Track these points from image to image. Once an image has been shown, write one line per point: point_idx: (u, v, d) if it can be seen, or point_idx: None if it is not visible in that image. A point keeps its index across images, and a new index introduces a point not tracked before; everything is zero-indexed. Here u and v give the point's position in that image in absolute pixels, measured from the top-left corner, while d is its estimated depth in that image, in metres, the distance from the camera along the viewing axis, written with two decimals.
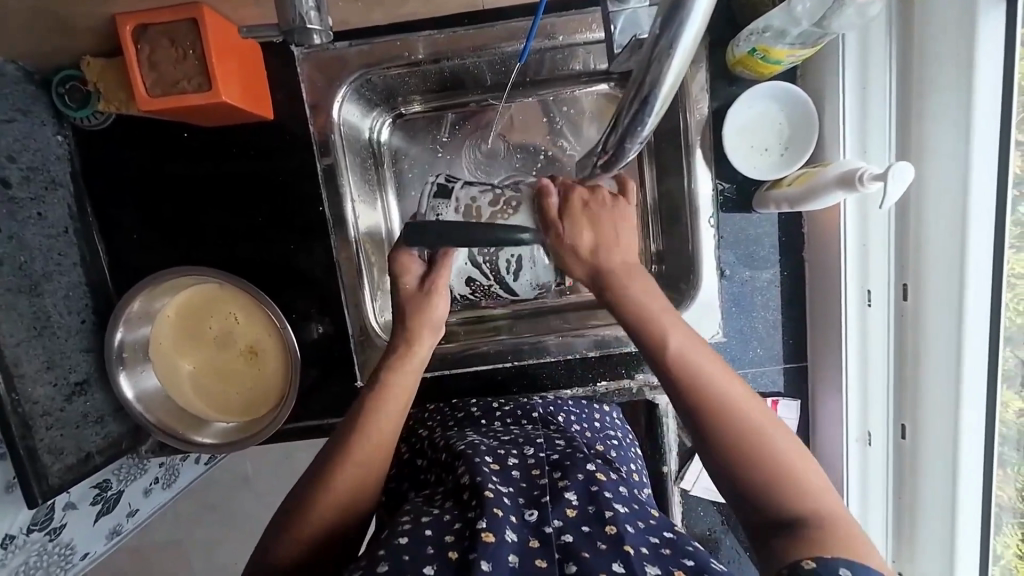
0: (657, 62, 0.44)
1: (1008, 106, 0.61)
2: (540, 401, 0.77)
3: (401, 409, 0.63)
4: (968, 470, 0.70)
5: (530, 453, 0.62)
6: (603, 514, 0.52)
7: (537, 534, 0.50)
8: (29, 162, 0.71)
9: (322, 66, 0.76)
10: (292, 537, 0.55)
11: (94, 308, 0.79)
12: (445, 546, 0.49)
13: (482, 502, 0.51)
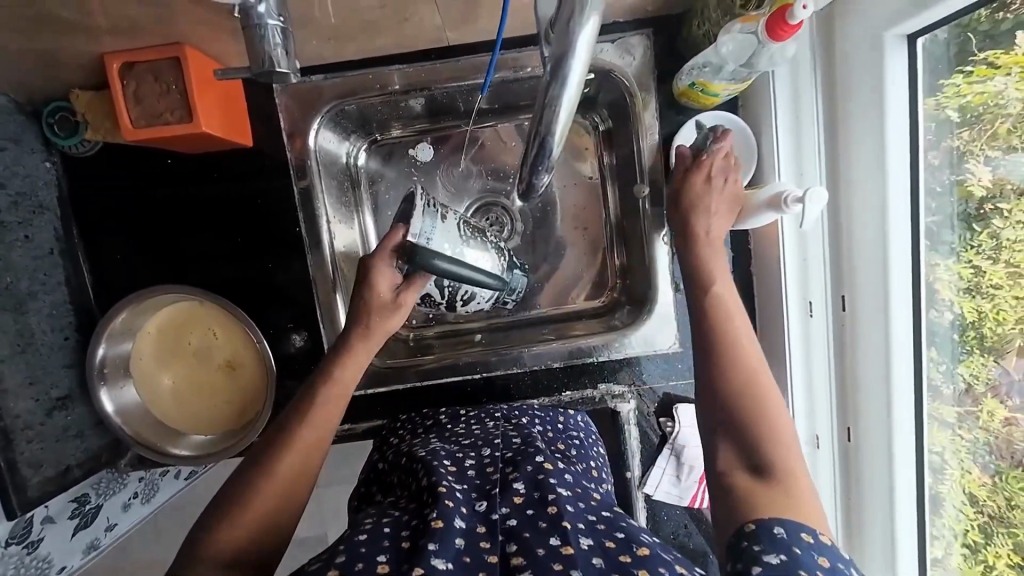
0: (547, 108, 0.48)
1: (918, 131, 0.67)
2: (506, 406, 0.82)
3: (338, 407, 0.64)
4: (904, 470, 0.74)
5: (487, 453, 0.67)
6: (546, 498, 0.56)
7: (485, 521, 0.54)
8: (18, 188, 0.75)
9: (299, 96, 0.81)
10: (226, 537, 0.53)
11: (77, 326, 0.82)
12: (399, 539, 0.52)
13: (435, 495, 0.55)
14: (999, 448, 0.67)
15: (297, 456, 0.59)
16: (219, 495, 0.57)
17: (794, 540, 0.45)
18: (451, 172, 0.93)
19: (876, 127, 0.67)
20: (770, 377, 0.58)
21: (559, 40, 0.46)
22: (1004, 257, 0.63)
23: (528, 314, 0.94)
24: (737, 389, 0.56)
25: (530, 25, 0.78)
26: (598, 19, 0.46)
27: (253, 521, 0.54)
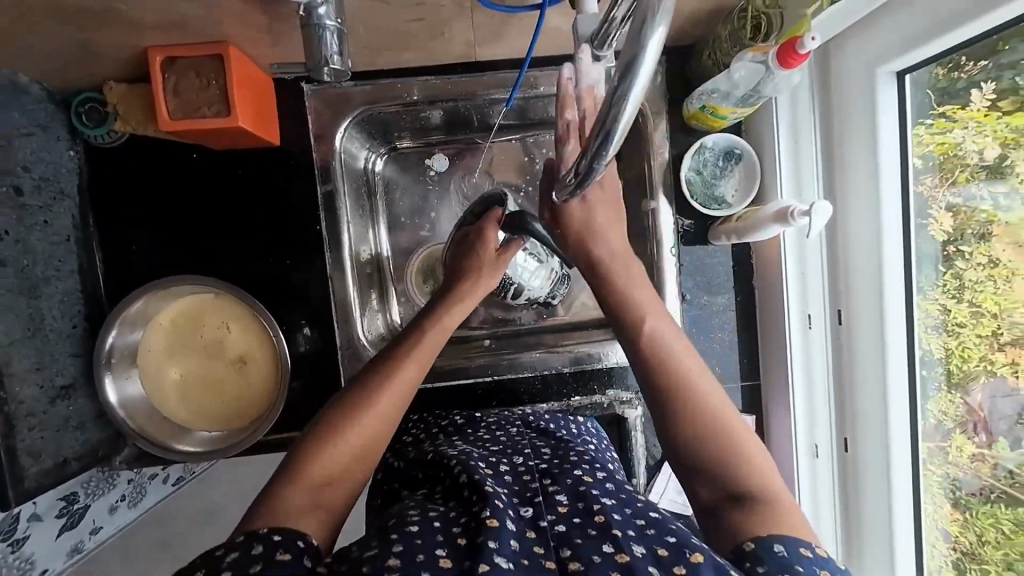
0: (615, 106, 0.41)
1: (906, 164, 0.73)
2: (522, 413, 0.83)
3: (438, 345, 0.67)
4: (901, 480, 0.77)
5: (519, 462, 0.68)
6: (593, 508, 0.56)
7: (534, 526, 0.54)
8: (41, 173, 0.75)
9: (328, 100, 0.84)
10: (332, 449, 0.55)
11: (86, 315, 0.81)
12: (453, 534, 0.52)
13: (483, 494, 0.56)
14: (974, 464, 0.73)
15: (390, 407, 0.60)
16: (328, 410, 0.59)
17: (795, 558, 0.47)
18: (465, 182, 0.97)
19: (869, 153, 0.73)
20: (711, 389, 0.58)
21: (628, 46, 0.40)
22: (967, 297, 0.71)
23: (545, 324, 0.94)
24: (695, 430, 0.56)
25: (552, 47, 0.83)
26: (670, 25, 0.40)
27: (354, 440, 0.56)
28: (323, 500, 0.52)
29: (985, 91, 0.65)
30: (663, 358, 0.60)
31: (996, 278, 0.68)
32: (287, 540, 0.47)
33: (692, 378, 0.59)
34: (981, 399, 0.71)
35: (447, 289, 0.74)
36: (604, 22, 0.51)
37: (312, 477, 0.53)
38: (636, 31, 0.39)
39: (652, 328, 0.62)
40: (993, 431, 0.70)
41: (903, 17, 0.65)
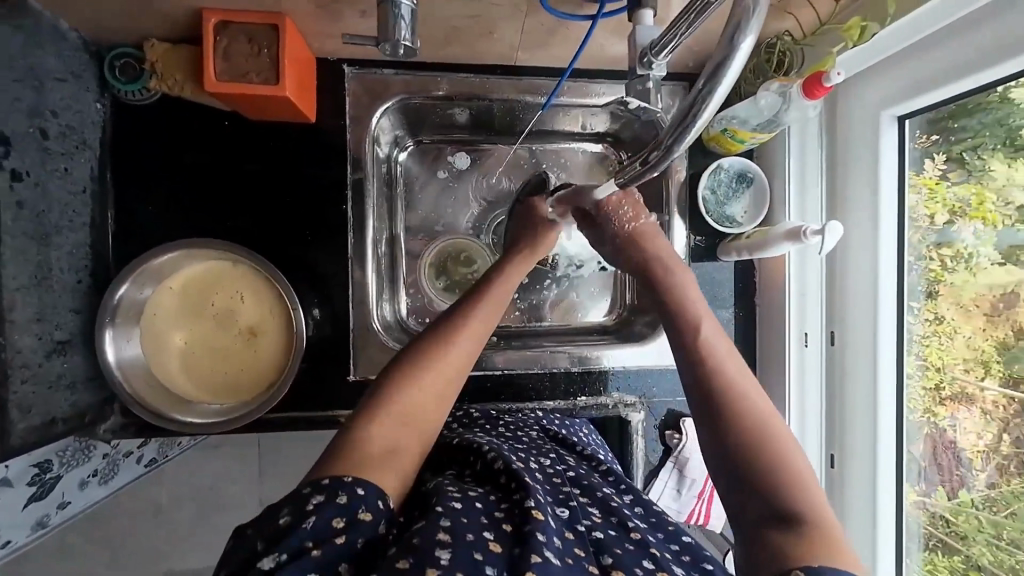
0: (699, 103, 0.47)
1: (902, 206, 0.79)
2: (538, 416, 0.86)
3: (500, 307, 0.74)
4: (885, 497, 0.82)
5: (547, 463, 0.71)
6: (626, 523, 0.62)
7: (572, 527, 0.58)
8: (68, 120, 0.73)
9: (367, 86, 0.86)
10: (410, 393, 0.62)
11: (91, 271, 0.78)
12: (497, 520, 0.56)
13: (524, 486, 0.60)
14: (945, 483, 0.79)
15: (455, 368, 0.65)
16: (403, 358, 0.65)
17: None
18: (482, 184, 0.99)
19: (871, 186, 0.79)
20: (763, 400, 0.57)
21: (719, 48, 0.45)
22: (913, 353, 0.81)
23: (546, 326, 0.99)
24: (739, 430, 0.54)
25: (588, 61, 0.88)
26: (761, 32, 0.44)
27: (428, 388, 0.63)
28: (399, 446, 0.59)
29: (927, 163, 0.77)
30: (710, 359, 0.60)
31: (940, 335, 0.78)
32: (369, 498, 0.53)
33: (740, 385, 0.58)
34: (943, 438, 0.79)
35: (507, 258, 0.80)
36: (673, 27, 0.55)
37: (390, 427, 0.59)
38: (731, 34, 0.43)
39: (703, 332, 0.63)
40: (963, 458, 0.77)
41: (902, 74, 0.73)
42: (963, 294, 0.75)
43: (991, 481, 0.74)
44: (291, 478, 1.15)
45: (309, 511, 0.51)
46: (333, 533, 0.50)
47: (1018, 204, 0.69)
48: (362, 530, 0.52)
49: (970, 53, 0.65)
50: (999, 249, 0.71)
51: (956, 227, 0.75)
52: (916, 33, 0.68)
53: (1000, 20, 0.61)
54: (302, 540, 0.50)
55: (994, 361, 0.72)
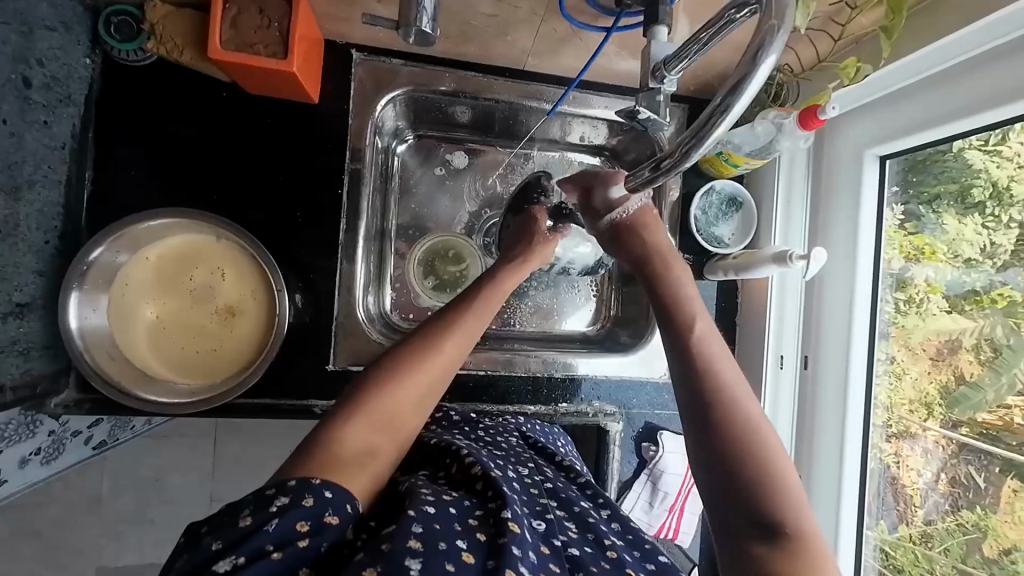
0: (717, 115, 0.50)
1: (879, 242, 0.83)
2: (518, 422, 0.83)
3: (490, 313, 0.73)
4: (847, 521, 0.85)
5: (525, 472, 0.69)
6: (603, 540, 0.61)
7: (547, 542, 0.57)
8: (53, 71, 0.69)
9: (375, 73, 0.86)
10: (393, 396, 0.60)
11: (60, 233, 0.74)
12: (472, 527, 0.54)
13: (503, 496, 0.58)
14: (899, 510, 0.83)
15: (438, 375, 0.64)
16: (388, 358, 0.64)
17: None
18: (479, 183, 0.98)
19: (851, 221, 0.83)
20: (754, 404, 0.59)
21: (741, 65, 0.48)
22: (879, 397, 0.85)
23: (531, 331, 0.99)
24: (724, 425, 0.57)
25: (595, 73, 0.90)
26: (781, 54, 0.48)
27: (412, 392, 0.62)
28: (374, 448, 0.58)
29: (896, 212, 0.83)
30: (705, 359, 0.62)
31: (891, 374, 0.84)
32: (337, 501, 0.51)
33: (734, 389, 0.59)
34: (905, 467, 0.83)
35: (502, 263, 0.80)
36: (690, 42, 0.58)
37: (367, 427, 0.58)
38: (754, 54, 0.47)
39: (700, 332, 0.65)
40: (919, 487, 0.81)
41: (896, 114, 0.77)
42: (912, 338, 0.82)
43: (929, 517, 0.80)
44: (249, 472, 1.09)
45: (272, 513, 0.49)
46: (297, 537, 0.48)
47: (965, 259, 0.77)
48: (329, 535, 0.49)
49: (950, 103, 0.70)
50: (946, 298, 0.78)
51: (908, 270, 0.82)
52: (916, 73, 0.72)
53: (981, 75, 0.67)
54: (264, 542, 0.47)
55: (937, 403, 0.79)
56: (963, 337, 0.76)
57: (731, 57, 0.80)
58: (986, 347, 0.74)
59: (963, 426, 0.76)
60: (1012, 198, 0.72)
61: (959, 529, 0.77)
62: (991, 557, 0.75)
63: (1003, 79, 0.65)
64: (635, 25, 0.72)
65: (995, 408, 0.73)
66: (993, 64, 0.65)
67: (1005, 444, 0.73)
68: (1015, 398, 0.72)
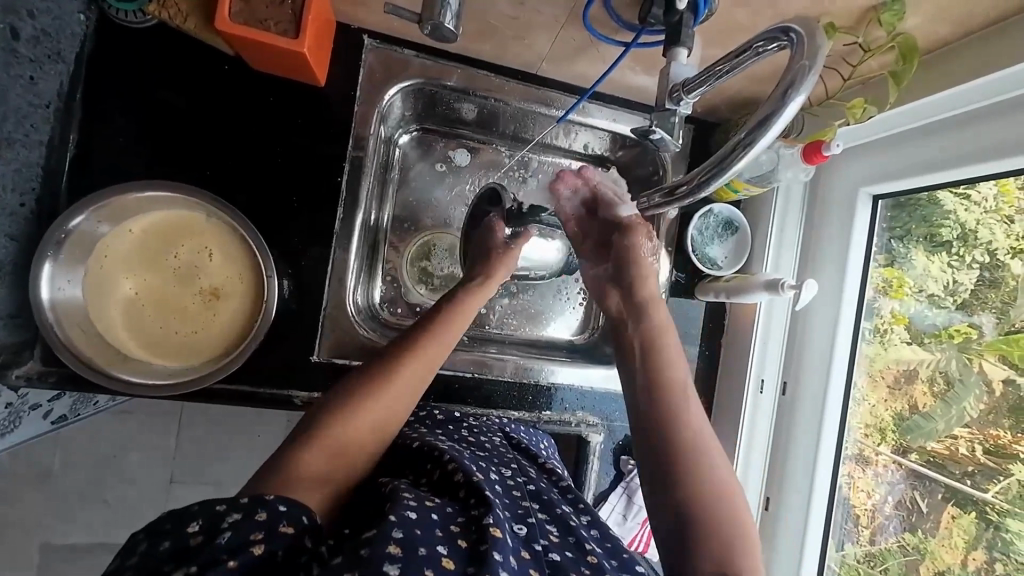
0: (741, 149, 0.51)
1: (864, 277, 0.86)
2: (503, 425, 0.83)
3: (456, 329, 0.73)
4: (811, 543, 0.87)
5: (508, 476, 0.68)
6: (583, 546, 0.60)
7: (528, 548, 0.56)
8: (45, 25, 0.65)
9: (386, 62, 0.84)
10: (350, 419, 0.59)
11: (37, 195, 0.70)
12: (453, 533, 0.53)
13: (486, 502, 0.57)
14: (855, 533, 0.86)
15: (410, 386, 0.64)
16: (350, 380, 0.63)
17: None
18: (481, 183, 0.97)
19: (840, 254, 0.86)
20: (707, 430, 0.61)
21: (771, 101, 0.49)
22: (854, 432, 0.87)
23: (518, 335, 0.98)
24: (675, 441, 0.60)
25: (608, 85, 0.90)
26: (810, 94, 0.48)
27: (371, 415, 0.60)
28: (333, 474, 0.57)
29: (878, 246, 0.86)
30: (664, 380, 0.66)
31: (871, 399, 0.85)
32: (292, 512, 0.49)
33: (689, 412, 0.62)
34: (872, 496, 0.84)
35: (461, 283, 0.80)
36: (708, 73, 0.59)
37: (329, 450, 0.57)
38: (783, 93, 0.48)
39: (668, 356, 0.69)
40: (879, 513, 0.84)
41: (894, 156, 0.79)
42: (875, 365, 0.85)
43: (876, 538, 0.84)
44: (215, 457, 1.06)
45: (223, 527, 0.46)
46: (251, 544, 0.46)
47: (929, 294, 0.81)
48: (283, 541, 0.47)
49: (948, 151, 0.73)
50: (909, 330, 0.82)
51: (876, 302, 0.86)
52: (923, 115, 0.73)
53: (980, 127, 0.69)
54: (219, 552, 0.45)
55: (890, 429, 0.83)
56: (920, 368, 0.80)
57: (743, 85, 0.81)
58: (941, 379, 0.77)
59: (913, 452, 0.81)
60: (976, 240, 0.76)
61: (900, 550, 0.81)
62: None
63: (1002, 133, 0.67)
64: (655, 43, 0.72)
65: (943, 438, 0.77)
66: (993, 118, 0.68)
67: (950, 472, 0.77)
68: (962, 429, 0.76)
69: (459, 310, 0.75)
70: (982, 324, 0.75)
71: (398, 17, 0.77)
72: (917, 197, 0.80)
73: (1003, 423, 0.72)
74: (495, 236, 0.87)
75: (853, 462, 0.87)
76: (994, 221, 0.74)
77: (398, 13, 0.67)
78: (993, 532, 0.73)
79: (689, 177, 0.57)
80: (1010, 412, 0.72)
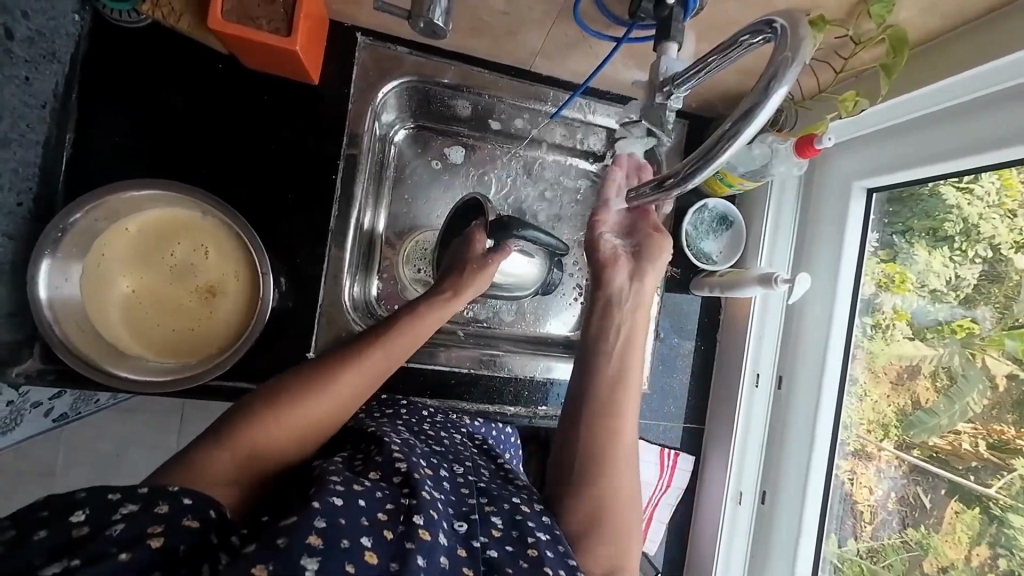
0: (726, 141, 0.51)
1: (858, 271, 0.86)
2: (471, 425, 0.82)
3: (408, 344, 0.71)
4: (808, 536, 0.87)
5: (459, 472, 0.65)
6: (526, 539, 0.57)
7: (465, 545, 0.54)
8: (39, 25, 0.65)
9: (378, 59, 0.84)
10: (271, 424, 0.58)
11: (35, 195, 0.70)
12: (378, 523, 0.50)
13: (420, 498, 0.54)
14: (853, 526, 0.86)
15: (342, 399, 0.63)
16: (284, 381, 0.62)
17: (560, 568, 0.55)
18: (476, 178, 0.96)
19: (834, 248, 0.86)
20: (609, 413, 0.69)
21: (754, 92, 0.49)
22: (853, 428, 0.87)
23: (514, 331, 0.99)
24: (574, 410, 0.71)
25: (601, 81, 0.90)
26: (794, 85, 0.48)
27: (294, 423, 0.59)
28: (239, 475, 0.56)
29: (873, 239, 0.86)
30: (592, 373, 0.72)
31: (869, 393, 0.86)
32: (199, 507, 0.47)
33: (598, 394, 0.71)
34: (879, 495, 0.84)
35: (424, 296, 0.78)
36: (696, 66, 0.59)
37: (240, 452, 0.56)
38: (766, 83, 0.48)
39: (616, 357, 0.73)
40: (879, 508, 0.84)
41: (888, 149, 0.79)
42: (876, 361, 0.85)
43: (878, 533, 0.84)
44: None
45: (115, 519, 0.44)
46: (148, 537, 0.44)
47: (931, 289, 0.81)
48: (186, 536, 0.45)
49: (941, 144, 0.73)
50: (912, 326, 0.82)
51: (877, 297, 0.86)
52: (918, 108, 0.73)
53: (972, 119, 0.69)
54: (109, 545, 0.42)
55: (893, 425, 0.83)
56: (922, 363, 0.80)
57: (736, 80, 0.81)
58: (943, 374, 0.77)
59: (915, 448, 0.81)
60: (980, 236, 0.76)
61: (903, 545, 0.81)
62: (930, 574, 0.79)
63: (997, 124, 0.67)
64: (645, 38, 0.72)
65: (946, 434, 0.77)
66: (985, 109, 0.68)
67: (954, 468, 0.77)
68: (965, 425, 0.76)
69: (413, 323, 0.72)
70: (982, 318, 0.75)
71: (388, 14, 0.77)
72: (917, 191, 0.80)
73: (1007, 418, 0.72)
74: (472, 249, 0.82)
75: (854, 457, 0.87)
76: (996, 216, 0.73)
77: (390, 11, 0.67)
78: (998, 528, 0.73)
79: (678, 168, 0.57)
80: (1014, 407, 0.72)
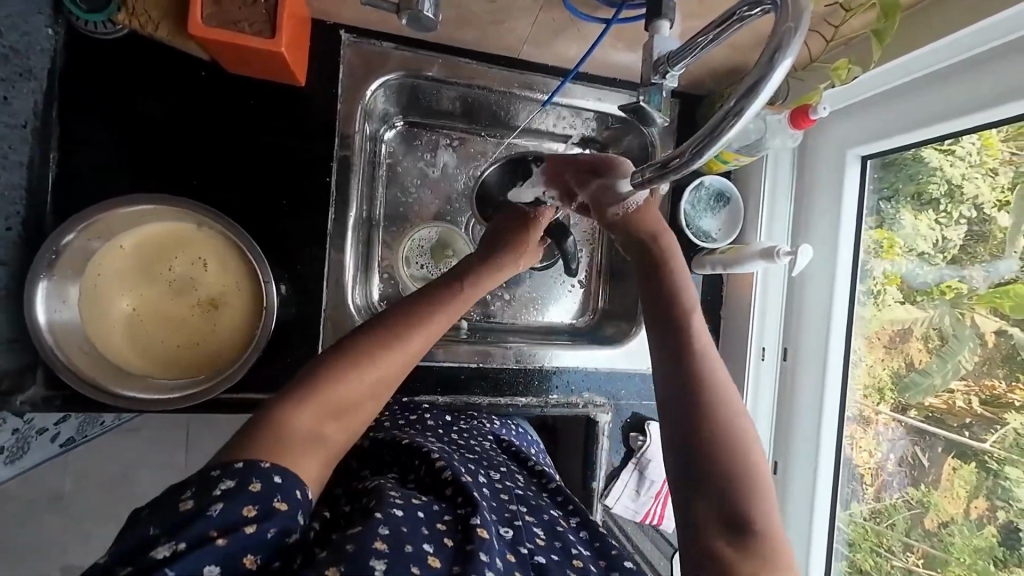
0: (731, 118, 0.51)
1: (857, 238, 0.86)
2: (495, 428, 0.85)
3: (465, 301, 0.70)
4: (821, 503, 0.88)
5: (496, 479, 0.69)
6: (569, 550, 0.61)
7: (514, 550, 0.57)
8: (12, 42, 0.63)
9: (363, 56, 0.83)
10: (345, 382, 0.55)
11: (23, 219, 0.69)
12: (438, 530, 0.53)
13: (472, 502, 0.57)
14: (860, 489, 0.88)
15: (410, 356, 0.61)
16: (347, 344, 0.59)
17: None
18: (469, 171, 0.96)
19: (831, 219, 0.86)
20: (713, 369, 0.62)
21: (758, 68, 0.49)
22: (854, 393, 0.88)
23: (519, 322, 0.99)
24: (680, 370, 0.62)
25: (590, 65, 0.89)
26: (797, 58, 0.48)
27: (367, 380, 0.57)
28: (324, 431, 0.53)
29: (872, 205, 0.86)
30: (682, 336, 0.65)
31: (870, 358, 0.86)
32: (287, 487, 0.47)
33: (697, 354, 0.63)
34: (880, 456, 0.85)
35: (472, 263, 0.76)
36: (690, 44, 0.58)
37: (321, 410, 0.53)
38: (771, 57, 0.48)
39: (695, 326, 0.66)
40: (883, 471, 0.85)
41: (880, 117, 0.80)
42: (870, 326, 0.86)
43: (881, 494, 0.85)
44: None
45: (216, 496, 0.45)
46: (244, 522, 0.44)
47: (919, 252, 0.81)
48: (279, 519, 0.46)
49: (932, 107, 0.73)
50: (902, 290, 0.83)
51: (867, 263, 0.86)
52: (903, 74, 0.74)
53: (965, 79, 0.69)
54: (207, 528, 0.43)
55: (888, 388, 0.84)
56: (914, 326, 0.81)
57: (727, 54, 0.80)
58: (934, 336, 0.78)
59: (911, 409, 0.82)
60: (963, 196, 0.76)
61: (905, 505, 0.82)
62: (931, 530, 0.79)
63: (990, 82, 0.67)
64: (636, 18, 0.71)
65: (940, 393, 0.78)
66: (977, 69, 0.68)
67: (948, 425, 0.78)
68: (957, 383, 0.77)
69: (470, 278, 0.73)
70: (971, 278, 0.76)
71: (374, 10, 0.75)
72: (901, 156, 0.81)
73: (997, 372, 0.73)
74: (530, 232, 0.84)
75: (853, 422, 0.88)
76: (977, 174, 0.74)
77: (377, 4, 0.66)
78: (994, 480, 0.74)
79: (677, 151, 0.57)
80: (1003, 361, 0.72)
